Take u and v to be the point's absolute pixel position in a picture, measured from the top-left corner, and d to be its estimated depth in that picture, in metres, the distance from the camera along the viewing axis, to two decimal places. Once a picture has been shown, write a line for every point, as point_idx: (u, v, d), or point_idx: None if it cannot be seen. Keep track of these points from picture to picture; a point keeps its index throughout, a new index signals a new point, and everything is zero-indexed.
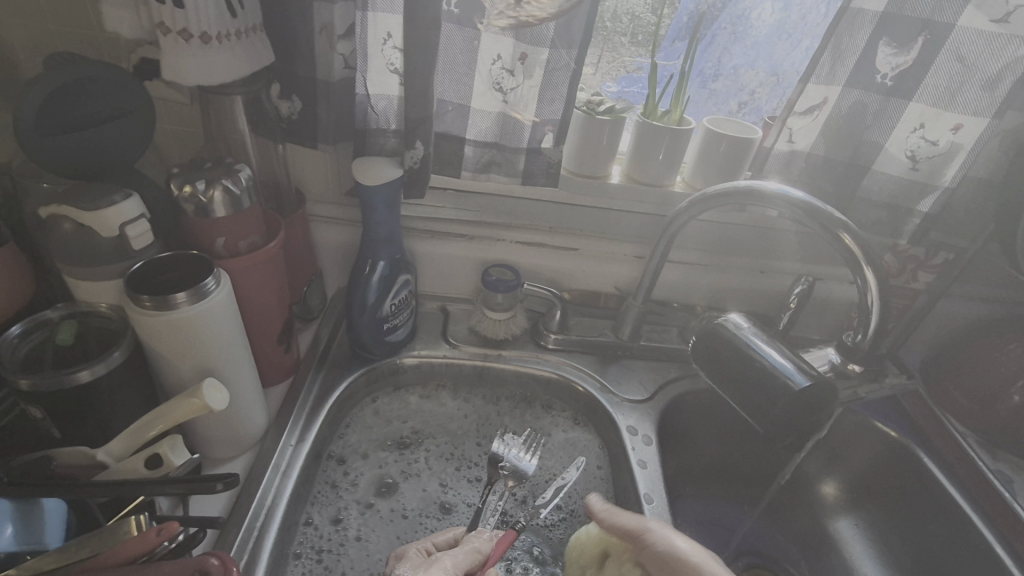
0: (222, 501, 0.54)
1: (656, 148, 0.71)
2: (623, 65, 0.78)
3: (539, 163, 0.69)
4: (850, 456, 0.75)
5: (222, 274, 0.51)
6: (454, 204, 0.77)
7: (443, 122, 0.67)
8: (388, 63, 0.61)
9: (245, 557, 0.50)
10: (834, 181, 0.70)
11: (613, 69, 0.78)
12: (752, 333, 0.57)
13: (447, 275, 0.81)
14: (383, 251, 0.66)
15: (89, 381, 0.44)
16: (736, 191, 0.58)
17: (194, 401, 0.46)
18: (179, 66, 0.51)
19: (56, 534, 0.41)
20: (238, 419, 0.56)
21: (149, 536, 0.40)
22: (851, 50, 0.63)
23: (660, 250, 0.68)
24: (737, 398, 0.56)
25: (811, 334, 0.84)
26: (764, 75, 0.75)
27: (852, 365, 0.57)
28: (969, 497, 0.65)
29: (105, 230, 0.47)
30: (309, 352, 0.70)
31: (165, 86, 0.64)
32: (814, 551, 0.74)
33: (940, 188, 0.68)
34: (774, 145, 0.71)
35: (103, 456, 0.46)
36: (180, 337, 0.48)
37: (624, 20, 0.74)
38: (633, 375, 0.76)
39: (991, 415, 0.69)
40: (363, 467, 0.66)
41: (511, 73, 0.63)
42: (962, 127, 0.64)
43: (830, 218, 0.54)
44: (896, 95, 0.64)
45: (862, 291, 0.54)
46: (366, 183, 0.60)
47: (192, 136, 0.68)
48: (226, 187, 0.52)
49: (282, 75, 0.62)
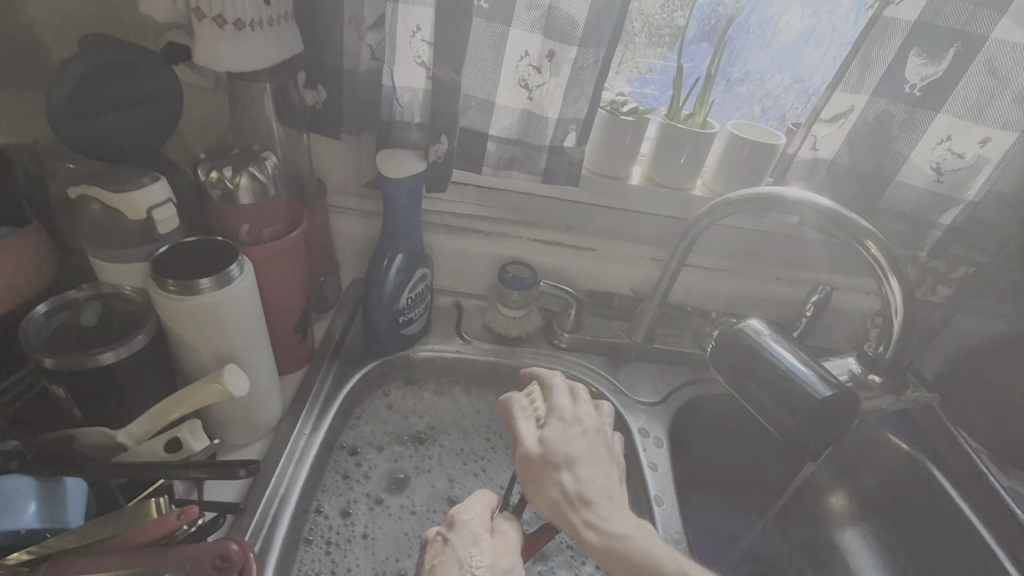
0: (237, 487, 0.54)
1: (678, 151, 0.71)
2: (636, 67, 0.77)
3: (560, 163, 0.68)
4: (859, 467, 0.75)
5: (247, 261, 0.51)
6: (474, 199, 0.77)
7: (467, 117, 0.67)
8: (416, 55, 0.61)
9: (259, 544, 0.51)
10: (856, 190, 0.70)
11: (625, 70, 0.77)
12: (771, 338, 0.57)
13: (464, 271, 0.81)
14: (402, 244, 0.66)
15: (113, 363, 0.44)
16: (758, 197, 0.58)
17: (215, 386, 0.46)
18: (212, 52, 0.51)
19: (78, 514, 0.41)
20: (256, 407, 0.56)
21: (169, 519, 0.40)
22: (881, 59, 0.63)
23: (679, 254, 0.67)
24: (756, 403, 0.56)
25: (824, 343, 0.84)
26: (788, 81, 0.75)
27: (873, 375, 0.56)
28: (980, 513, 0.65)
29: (132, 212, 0.47)
30: (324, 342, 0.71)
31: (193, 72, 0.64)
32: (819, 559, 0.74)
33: (964, 202, 0.68)
34: (797, 152, 0.70)
35: (122, 438, 0.45)
36: (202, 323, 0.48)
37: (637, 21, 0.73)
38: (644, 377, 0.76)
39: (1005, 432, 0.69)
40: (377, 460, 0.66)
41: (538, 70, 0.63)
42: (990, 140, 0.63)
43: (856, 227, 0.54)
44: (923, 106, 0.64)
45: (885, 298, 0.54)
46: (390, 176, 0.60)
47: (215, 123, 0.68)
48: (253, 175, 0.53)
49: (310, 65, 0.62)
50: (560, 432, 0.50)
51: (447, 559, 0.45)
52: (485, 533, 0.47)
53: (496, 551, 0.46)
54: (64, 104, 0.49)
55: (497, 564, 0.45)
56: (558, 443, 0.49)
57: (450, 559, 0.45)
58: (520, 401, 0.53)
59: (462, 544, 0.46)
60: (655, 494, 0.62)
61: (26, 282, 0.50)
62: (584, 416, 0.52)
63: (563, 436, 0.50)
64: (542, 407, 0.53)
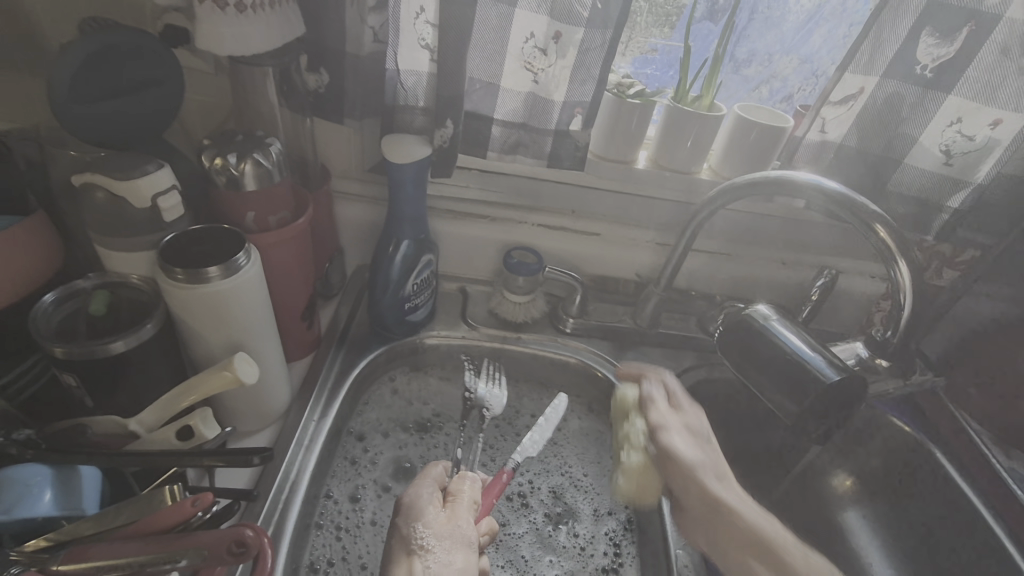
0: (247, 474, 0.55)
1: (686, 135, 0.70)
2: (639, 46, 0.75)
3: (566, 147, 0.68)
4: (862, 449, 0.76)
5: (253, 248, 0.50)
6: (478, 184, 0.76)
7: (472, 100, 0.66)
8: (419, 38, 0.59)
9: (271, 529, 0.52)
10: (865, 173, 0.70)
11: (629, 50, 0.76)
12: (779, 323, 0.57)
13: (469, 257, 0.81)
14: (407, 230, 0.66)
15: (123, 352, 0.45)
16: (766, 180, 0.57)
17: (225, 374, 0.46)
18: (214, 36, 0.50)
19: (93, 501, 0.41)
20: (265, 395, 0.57)
21: (184, 506, 0.40)
22: (892, 40, 0.62)
23: (686, 239, 0.67)
24: (760, 387, 0.56)
25: (828, 327, 0.84)
26: (797, 63, 0.74)
27: (879, 360, 0.57)
28: (981, 494, 0.66)
29: (138, 200, 0.47)
30: (329, 329, 0.71)
31: (194, 56, 0.63)
32: (821, 539, 0.75)
33: (973, 185, 0.67)
34: (805, 135, 0.70)
35: (134, 426, 0.46)
36: (211, 311, 0.48)
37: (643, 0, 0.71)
38: (650, 362, 0.77)
39: (1007, 414, 0.69)
40: (383, 446, 0.67)
41: (544, 52, 0.62)
42: (1001, 122, 0.63)
43: (865, 211, 0.53)
44: (934, 87, 0.63)
45: (894, 284, 0.54)
46: (395, 161, 0.59)
47: (216, 108, 0.68)
48: (258, 161, 0.52)
49: (312, 48, 0.60)
50: (693, 416, 0.58)
51: (395, 537, 0.46)
52: (433, 504, 0.49)
53: (444, 519, 0.48)
54: (69, 91, 0.49)
55: (443, 529, 0.47)
56: (695, 423, 0.57)
57: (399, 539, 0.46)
58: (654, 395, 0.59)
59: (406, 521, 0.47)
60: None
61: (33, 269, 0.49)
62: (692, 418, 0.58)
63: (698, 422, 0.58)
64: (666, 399, 0.60)
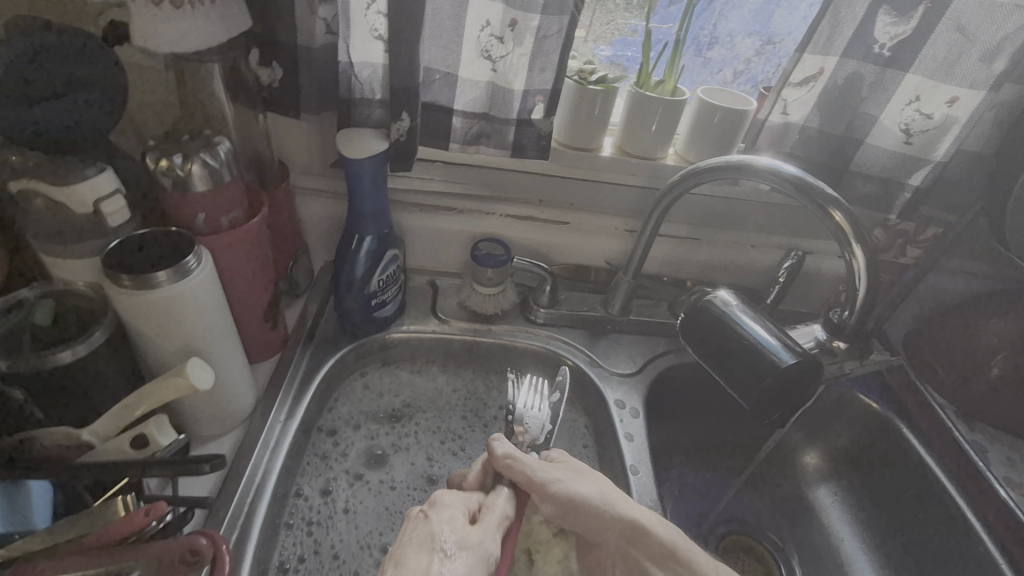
0: (210, 481, 0.54)
1: (650, 119, 0.70)
2: (618, 28, 0.74)
3: (529, 136, 0.67)
4: (832, 427, 0.77)
5: (204, 250, 0.49)
6: (442, 176, 0.75)
7: (430, 91, 0.65)
8: (371, 28, 0.58)
9: (235, 532, 0.51)
10: (827, 154, 0.70)
11: (608, 32, 0.75)
12: (740, 309, 0.58)
13: (436, 250, 0.80)
14: (370, 226, 0.65)
15: (72, 361, 0.44)
16: (727, 165, 0.57)
17: (179, 380, 0.45)
18: (151, 33, 0.49)
19: (44, 515, 0.41)
20: (226, 399, 0.56)
21: (136, 517, 0.39)
22: (850, 19, 0.61)
23: (652, 225, 0.67)
24: (723, 372, 0.56)
25: (797, 308, 0.85)
26: (758, 44, 0.73)
27: (836, 342, 0.58)
28: (944, 467, 0.67)
29: (79, 205, 0.46)
30: (296, 328, 0.69)
31: (139, 53, 0.61)
32: (793, 517, 0.76)
33: (933, 163, 0.68)
34: (768, 117, 0.70)
35: (88, 436, 0.45)
36: (162, 317, 0.47)
37: None
38: (621, 349, 0.77)
39: (971, 388, 0.70)
40: (354, 438, 0.67)
41: (500, 40, 0.61)
42: (958, 100, 0.63)
43: (821, 195, 0.54)
44: (893, 66, 0.63)
45: (849, 266, 0.54)
46: (351, 156, 0.58)
47: (167, 105, 0.66)
48: (205, 162, 0.51)
49: (261, 41, 0.59)
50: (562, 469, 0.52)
51: (421, 532, 0.45)
52: (462, 515, 0.48)
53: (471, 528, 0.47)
54: None
55: (466, 540, 0.45)
56: (570, 468, 0.53)
57: (421, 535, 0.44)
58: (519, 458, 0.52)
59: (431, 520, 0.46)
60: (631, 463, 0.64)
61: None
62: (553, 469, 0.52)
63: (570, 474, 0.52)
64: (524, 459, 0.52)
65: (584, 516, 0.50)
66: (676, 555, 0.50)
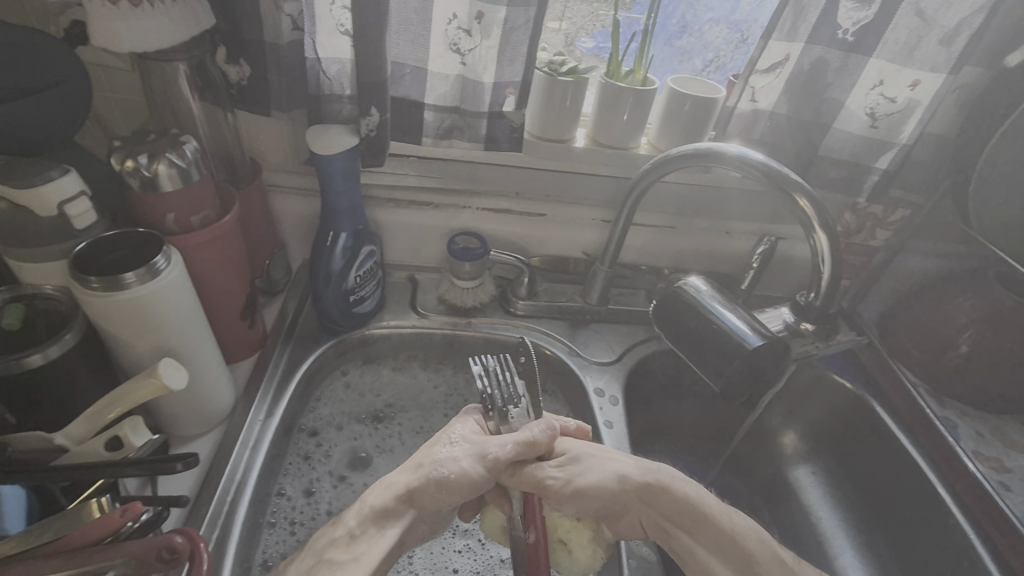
0: (191, 480, 0.54)
1: (622, 109, 0.70)
2: (600, 19, 0.75)
3: (502, 129, 0.67)
4: (809, 408, 0.79)
5: (174, 250, 0.49)
6: (418, 170, 0.75)
7: (401, 86, 0.65)
8: (337, 23, 0.58)
9: (216, 531, 0.51)
10: (795, 140, 0.71)
11: (590, 23, 0.75)
12: (710, 296, 0.58)
13: (415, 245, 0.80)
14: (344, 222, 0.65)
15: (42, 364, 0.44)
16: (696, 153, 0.58)
17: (152, 381, 0.45)
18: (110, 31, 0.48)
19: (17, 520, 0.41)
20: (204, 399, 0.56)
21: (113, 517, 0.39)
22: (813, 5, 0.62)
23: (626, 215, 0.67)
24: (695, 356, 0.57)
25: (773, 292, 0.86)
26: (730, 33, 0.74)
27: (805, 323, 0.59)
28: (915, 441, 0.69)
29: (43, 208, 0.45)
30: (275, 325, 0.70)
31: (103, 53, 0.61)
32: (773, 498, 0.78)
33: (898, 146, 0.68)
34: (737, 105, 0.70)
35: (61, 440, 0.45)
36: (133, 318, 0.47)
37: None
38: (601, 338, 0.77)
39: (940, 365, 0.72)
40: (337, 440, 0.67)
41: (468, 33, 0.61)
42: (920, 83, 0.64)
43: (787, 180, 0.54)
44: (857, 51, 0.64)
45: (814, 249, 0.56)
46: (321, 152, 0.58)
47: (135, 106, 0.65)
48: (171, 161, 0.50)
49: (227, 38, 0.59)
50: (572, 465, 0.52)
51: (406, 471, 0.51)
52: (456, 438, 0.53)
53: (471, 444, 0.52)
54: None
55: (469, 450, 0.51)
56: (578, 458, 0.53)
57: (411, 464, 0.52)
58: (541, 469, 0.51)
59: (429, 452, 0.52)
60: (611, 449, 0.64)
61: None
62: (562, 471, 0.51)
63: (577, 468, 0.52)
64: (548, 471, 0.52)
65: (598, 501, 0.50)
66: (695, 509, 0.49)
